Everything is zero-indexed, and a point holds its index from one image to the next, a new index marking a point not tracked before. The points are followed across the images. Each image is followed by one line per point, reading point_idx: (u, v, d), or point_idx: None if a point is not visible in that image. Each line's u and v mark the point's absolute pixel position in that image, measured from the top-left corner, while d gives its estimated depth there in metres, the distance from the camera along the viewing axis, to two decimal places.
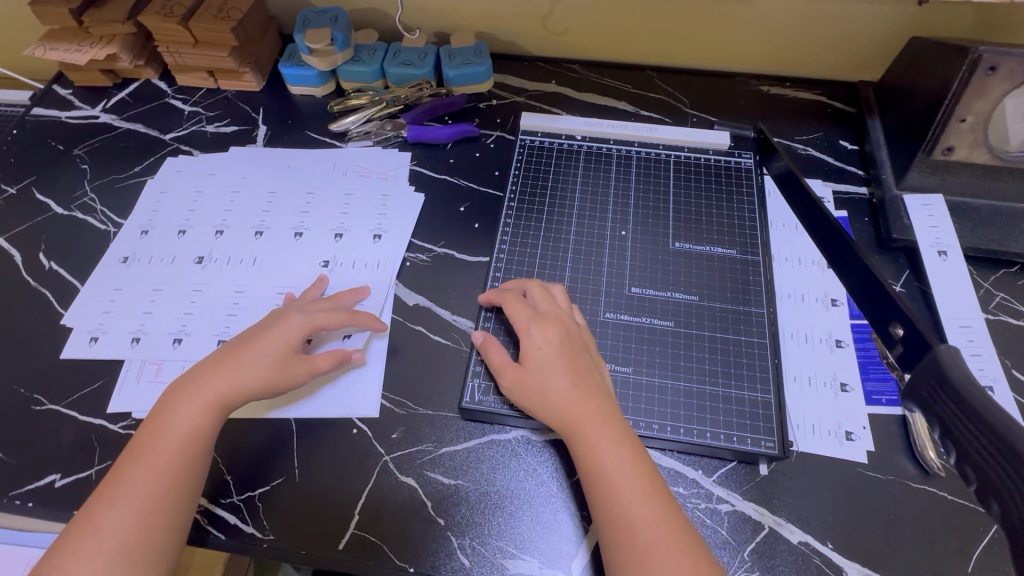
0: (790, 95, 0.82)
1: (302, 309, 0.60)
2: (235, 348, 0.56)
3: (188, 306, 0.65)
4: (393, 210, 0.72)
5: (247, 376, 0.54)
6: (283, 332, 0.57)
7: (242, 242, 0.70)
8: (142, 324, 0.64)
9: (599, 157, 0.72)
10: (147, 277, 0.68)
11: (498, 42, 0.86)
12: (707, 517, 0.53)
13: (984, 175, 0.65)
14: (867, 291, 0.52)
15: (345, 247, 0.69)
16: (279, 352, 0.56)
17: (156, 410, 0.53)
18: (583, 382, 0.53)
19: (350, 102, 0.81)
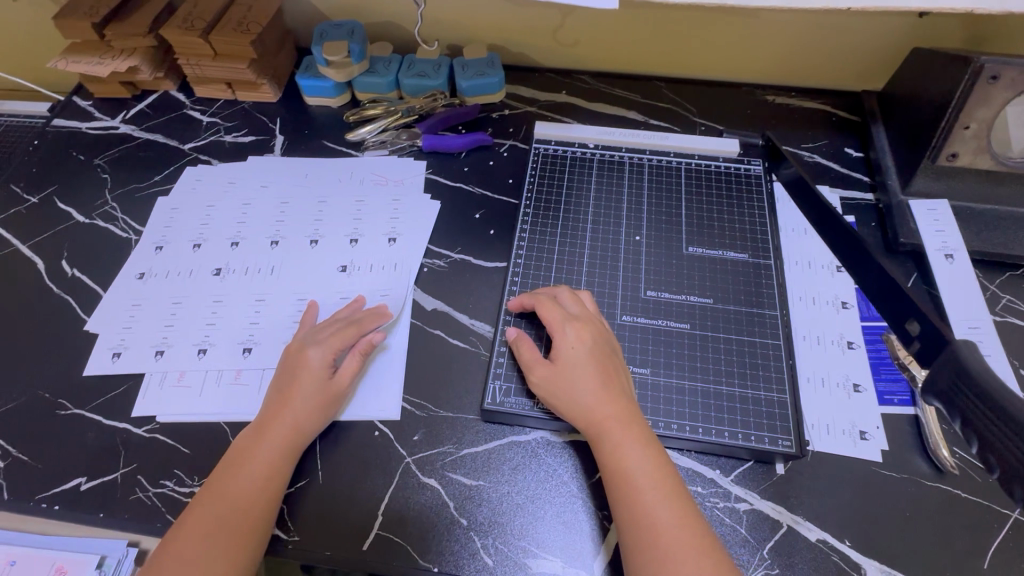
0: (795, 103, 0.84)
1: (321, 339, 0.59)
2: (286, 386, 0.57)
3: (210, 317, 0.66)
4: (407, 213, 0.74)
5: (303, 413, 0.56)
6: (315, 363, 0.58)
7: (260, 252, 0.71)
8: (165, 336, 0.65)
9: (612, 165, 0.73)
10: (168, 292, 0.68)
11: (509, 53, 0.88)
12: (726, 515, 0.53)
13: (987, 181, 0.67)
14: (881, 290, 0.53)
15: (363, 252, 0.71)
16: (323, 390, 0.57)
17: (229, 454, 0.54)
18: (610, 385, 0.54)
19: (365, 113, 0.83)
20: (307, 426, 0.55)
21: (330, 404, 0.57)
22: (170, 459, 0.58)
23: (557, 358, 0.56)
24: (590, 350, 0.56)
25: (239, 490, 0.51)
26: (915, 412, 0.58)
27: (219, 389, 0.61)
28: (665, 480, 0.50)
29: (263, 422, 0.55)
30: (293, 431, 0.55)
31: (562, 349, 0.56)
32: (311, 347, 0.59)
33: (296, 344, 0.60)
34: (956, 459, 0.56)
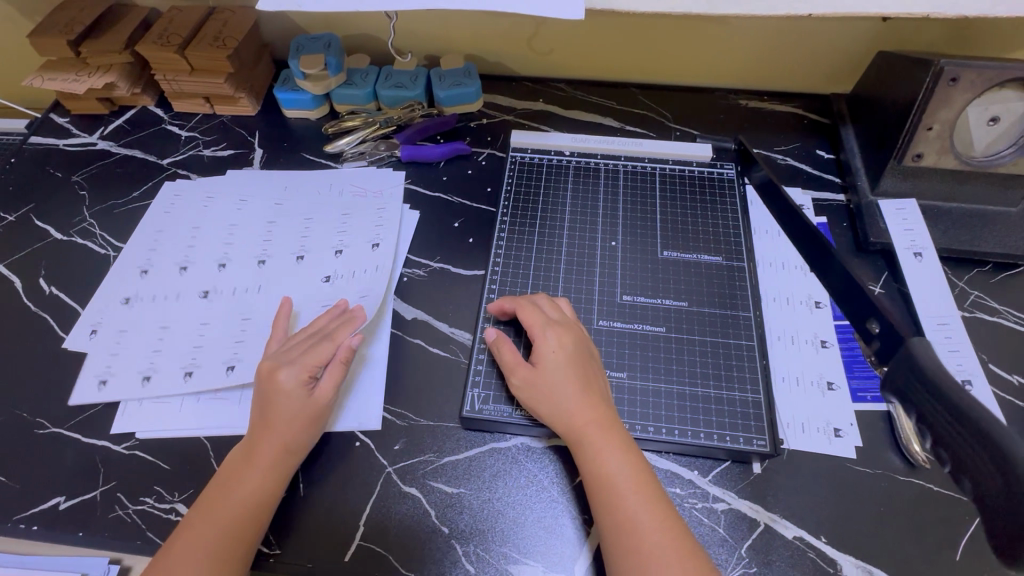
0: (767, 108, 0.85)
1: (293, 358, 0.58)
2: (265, 404, 0.56)
3: (196, 339, 0.65)
4: (391, 219, 0.74)
5: (287, 430, 0.55)
6: (289, 381, 0.56)
7: (244, 272, 0.70)
8: (152, 362, 0.64)
9: (587, 171, 0.74)
10: (153, 316, 0.67)
11: (486, 62, 0.89)
12: (704, 516, 0.54)
13: (953, 180, 0.69)
14: (845, 296, 0.55)
15: (347, 262, 0.70)
16: (305, 409, 0.56)
17: (217, 477, 0.54)
18: (591, 390, 0.55)
19: (343, 125, 0.83)
20: (289, 451, 0.54)
21: (313, 422, 0.56)
22: (150, 476, 0.58)
23: (539, 363, 0.57)
24: (570, 356, 0.56)
25: (223, 521, 0.51)
26: (887, 408, 0.59)
27: (200, 405, 0.61)
28: (649, 490, 0.50)
29: (245, 448, 0.54)
30: (275, 456, 0.54)
31: (543, 353, 0.57)
32: (284, 367, 0.57)
33: (271, 362, 0.58)
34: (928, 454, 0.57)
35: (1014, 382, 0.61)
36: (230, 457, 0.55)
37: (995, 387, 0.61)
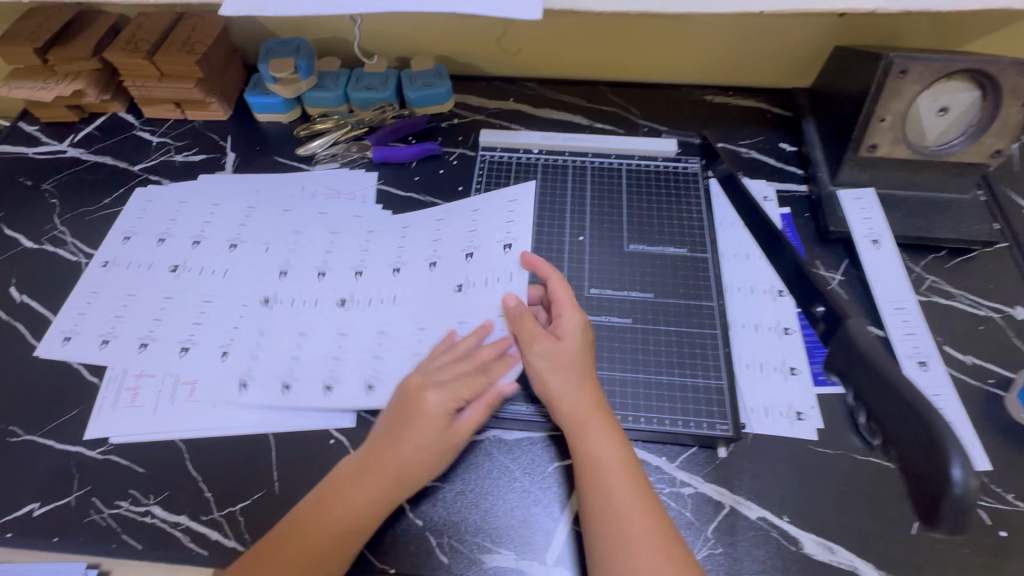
0: (732, 102, 0.87)
1: (442, 380, 0.55)
2: (392, 431, 0.54)
3: (253, 349, 0.65)
4: (483, 223, 0.70)
5: (408, 461, 0.53)
6: (430, 407, 0.54)
7: (309, 284, 0.69)
8: (249, 367, 0.63)
9: (555, 168, 0.75)
10: (247, 323, 0.67)
11: (456, 63, 0.90)
12: (672, 500, 0.56)
13: (907, 169, 0.71)
14: (795, 274, 0.55)
15: (438, 276, 0.68)
16: (436, 442, 0.53)
17: (319, 497, 0.52)
18: (592, 379, 0.57)
19: (315, 127, 0.84)
20: (407, 483, 0.53)
21: (441, 455, 0.54)
22: (125, 480, 0.58)
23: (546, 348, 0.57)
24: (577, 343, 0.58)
25: (317, 540, 0.50)
26: None
27: (174, 407, 0.62)
28: (632, 476, 0.52)
29: (359, 468, 0.53)
30: (390, 486, 0.52)
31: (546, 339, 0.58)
32: (431, 389, 0.55)
33: (414, 379, 0.56)
34: None
35: (967, 361, 0.64)
36: (344, 465, 0.54)
37: (949, 367, 0.64)
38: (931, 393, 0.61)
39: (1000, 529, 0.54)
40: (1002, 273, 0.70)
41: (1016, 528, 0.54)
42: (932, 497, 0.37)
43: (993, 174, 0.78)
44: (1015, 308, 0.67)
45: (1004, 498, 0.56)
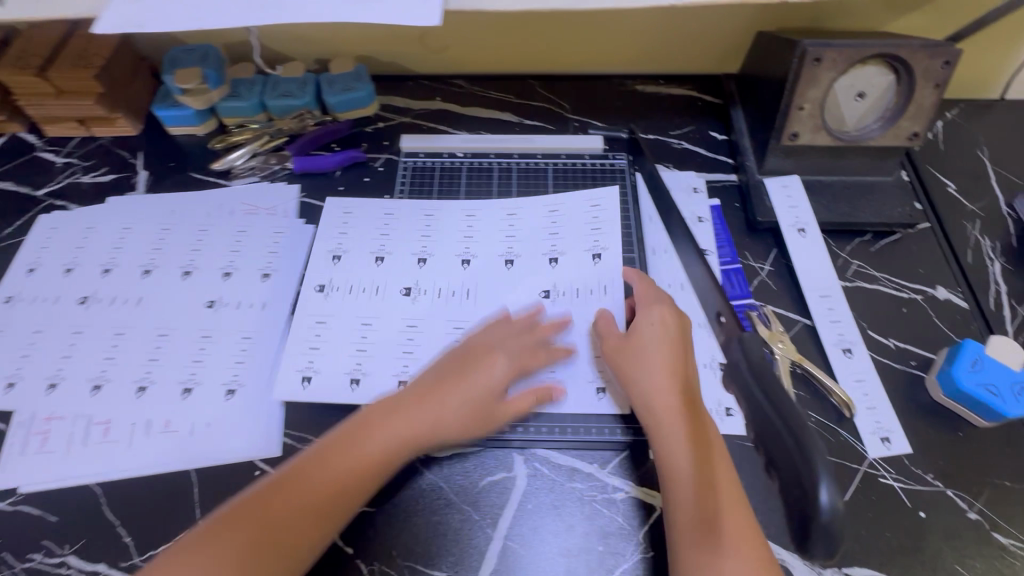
0: (663, 91, 0.86)
1: (509, 351, 0.58)
2: (441, 385, 0.56)
3: (239, 355, 0.64)
4: (439, 229, 0.70)
5: (447, 424, 0.54)
6: (492, 375, 0.56)
7: (321, 269, 0.67)
8: (236, 374, 0.62)
9: (479, 171, 0.74)
10: (237, 324, 0.66)
11: (379, 63, 0.87)
12: (603, 507, 0.56)
13: (830, 155, 0.71)
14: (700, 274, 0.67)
15: (386, 272, 0.67)
16: (481, 403, 0.55)
17: (348, 426, 0.54)
18: (673, 374, 0.56)
19: (231, 139, 0.80)
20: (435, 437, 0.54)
21: (480, 423, 0.55)
22: (38, 531, 0.55)
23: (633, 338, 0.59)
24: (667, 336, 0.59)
25: (320, 489, 0.50)
26: None
27: (87, 450, 0.58)
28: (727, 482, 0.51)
29: (396, 407, 0.55)
30: (425, 431, 0.54)
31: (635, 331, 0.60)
32: (499, 355, 0.58)
33: (483, 345, 0.59)
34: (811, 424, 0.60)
35: (890, 345, 0.65)
36: (378, 404, 0.56)
37: (873, 352, 0.64)
38: (856, 379, 0.62)
39: (920, 510, 0.56)
40: (924, 253, 0.71)
41: (935, 509, 0.56)
42: (805, 517, 0.41)
43: (917, 154, 0.78)
44: (936, 288, 0.68)
45: (923, 479, 0.57)
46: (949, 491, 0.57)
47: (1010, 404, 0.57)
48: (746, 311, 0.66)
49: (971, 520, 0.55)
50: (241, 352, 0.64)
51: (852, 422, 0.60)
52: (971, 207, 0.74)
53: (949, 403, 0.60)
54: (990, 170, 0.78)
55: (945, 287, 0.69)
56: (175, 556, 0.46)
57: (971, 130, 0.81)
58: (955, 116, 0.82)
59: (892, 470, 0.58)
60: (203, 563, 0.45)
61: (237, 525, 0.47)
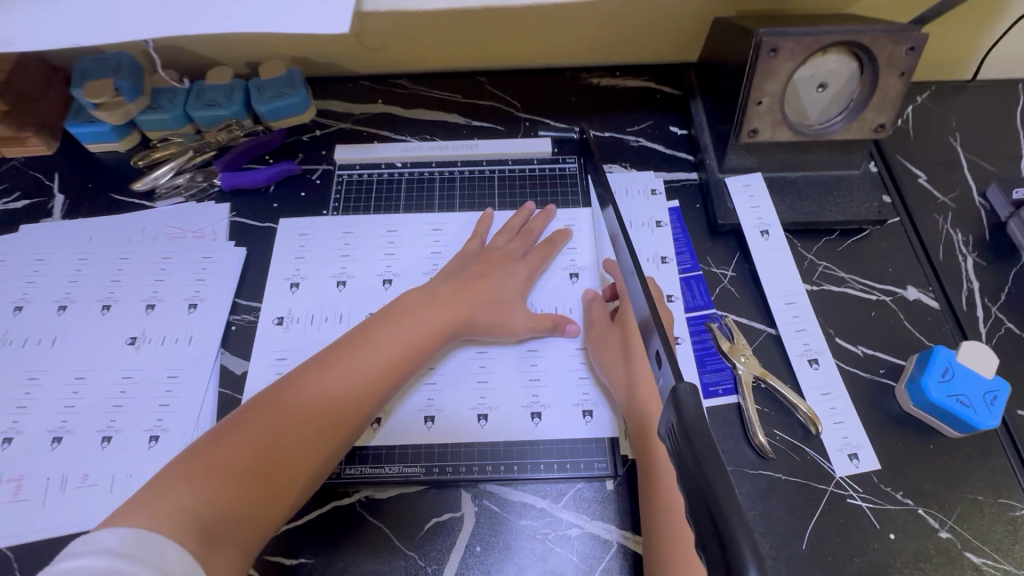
0: (620, 84, 0.80)
1: (522, 255, 0.65)
2: (473, 280, 0.61)
3: (164, 397, 0.59)
4: (403, 247, 0.68)
5: (479, 311, 0.60)
6: (514, 266, 0.64)
7: (280, 298, 0.65)
8: (160, 419, 0.58)
9: (422, 183, 0.72)
10: (160, 362, 0.61)
11: (314, 64, 0.80)
12: (557, 544, 0.52)
13: (794, 150, 0.66)
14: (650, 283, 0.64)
15: (350, 297, 0.65)
16: (505, 298, 0.62)
17: (386, 313, 0.57)
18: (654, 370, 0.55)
19: (154, 154, 0.73)
20: (471, 323, 0.59)
21: (507, 311, 0.61)
22: None
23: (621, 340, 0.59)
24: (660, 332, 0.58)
25: (370, 368, 0.52)
26: (737, 401, 0.59)
27: None
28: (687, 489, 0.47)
29: (435, 295, 0.59)
30: (463, 315, 0.59)
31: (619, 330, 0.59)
32: (518, 260, 0.65)
33: (501, 252, 0.65)
34: (775, 442, 0.57)
35: (858, 353, 0.61)
36: (412, 295, 0.59)
37: (842, 361, 0.61)
38: (822, 392, 0.59)
39: (890, 531, 0.53)
40: (894, 251, 0.67)
41: (904, 530, 0.53)
42: None
43: (886, 143, 0.74)
44: (907, 289, 0.65)
45: (894, 498, 0.54)
46: (919, 509, 0.54)
47: (983, 416, 0.54)
48: (706, 323, 0.63)
49: (941, 540, 0.52)
50: (165, 394, 0.59)
51: (819, 439, 0.57)
52: (943, 199, 0.71)
53: (920, 414, 0.57)
54: (962, 158, 0.74)
55: (915, 286, 0.65)
56: (193, 453, 0.45)
57: (943, 115, 0.77)
58: (926, 100, 0.78)
59: (860, 490, 0.55)
60: (224, 456, 0.45)
61: (257, 421, 0.47)
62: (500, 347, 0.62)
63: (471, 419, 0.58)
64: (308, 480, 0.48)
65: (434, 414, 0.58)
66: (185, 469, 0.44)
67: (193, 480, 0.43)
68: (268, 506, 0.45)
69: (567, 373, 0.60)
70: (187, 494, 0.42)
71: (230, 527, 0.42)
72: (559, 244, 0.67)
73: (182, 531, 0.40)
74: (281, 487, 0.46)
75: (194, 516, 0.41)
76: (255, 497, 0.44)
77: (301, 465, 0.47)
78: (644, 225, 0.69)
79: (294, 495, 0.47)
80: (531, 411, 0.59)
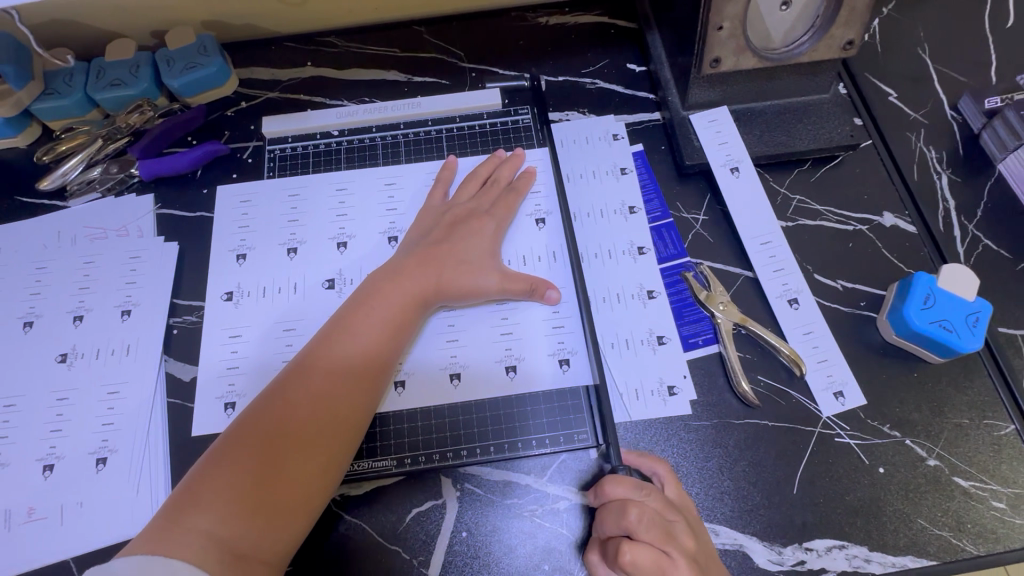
0: (570, 21, 0.73)
1: (488, 208, 0.60)
2: (441, 244, 0.57)
3: (106, 415, 0.54)
4: (356, 206, 0.63)
5: (452, 274, 0.55)
6: (482, 225, 0.59)
7: (227, 272, 0.60)
8: (106, 439, 0.53)
9: (362, 151, 0.66)
10: (97, 377, 0.56)
11: (229, 29, 0.71)
12: (547, 521, 0.50)
13: (759, 77, 0.62)
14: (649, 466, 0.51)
15: (302, 264, 0.60)
16: (475, 258, 0.57)
17: (360, 293, 0.53)
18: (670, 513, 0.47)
19: (59, 148, 0.64)
20: (448, 291, 0.55)
21: (476, 270, 0.56)
22: None
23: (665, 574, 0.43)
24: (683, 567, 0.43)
25: (356, 352, 0.50)
26: (719, 350, 0.56)
27: None
28: None
29: (406, 266, 0.55)
30: (439, 281, 0.54)
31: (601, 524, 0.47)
32: (485, 214, 0.60)
33: (465, 210, 0.60)
34: (760, 389, 0.55)
35: (838, 287, 0.59)
36: (384, 270, 0.55)
37: (821, 297, 0.59)
38: (803, 331, 0.57)
39: (879, 466, 0.52)
40: (868, 177, 0.64)
41: (893, 463, 0.52)
42: None
43: (854, 61, 0.70)
44: (883, 215, 0.62)
45: (881, 431, 0.53)
46: (906, 440, 0.53)
47: (966, 339, 0.52)
48: (682, 272, 0.59)
49: (930, 468, 0.52)
50: (107, 413, 0.54)
51: (803, 380, 0.55)
52: (915, 116, 0.67)
53: (903, 343, 0.55)
54: (931, 70, 0.70)
55: (892, 213, 0.62)
56: (198, 476, 0.43)
57: (911, 26, 0.73)
58: (893, 11, 0.74)
59: (848, 427, 0.53)
60: (229, 472, 0.43)
61: (257, 431, 0.45)
62: (472, 306, 0.58)
63: (443, 379, 0.55)
64: (327, 481, 0.46)
65: (405, 378, 0.55)
66: (193, 493, 0.42)
67: (203, 504, 0.42)
68: (290, 513, 0.44)
69: (540, 326, 0.57)
70: (203, 518, 0.41)
71: (254, 543, 0.41)
72: (523, 190, 0.62)
73: (201, 557, 0.39)
74: (296, 493, 0.44)
75: (213, 539, 0.40)
76: (276, 510, 0.43)
77: (312, 467, 0.45)
78: (608, 173, 0.64)
79: (317, 497, 0.45)
80: (505, 365, 0.56)
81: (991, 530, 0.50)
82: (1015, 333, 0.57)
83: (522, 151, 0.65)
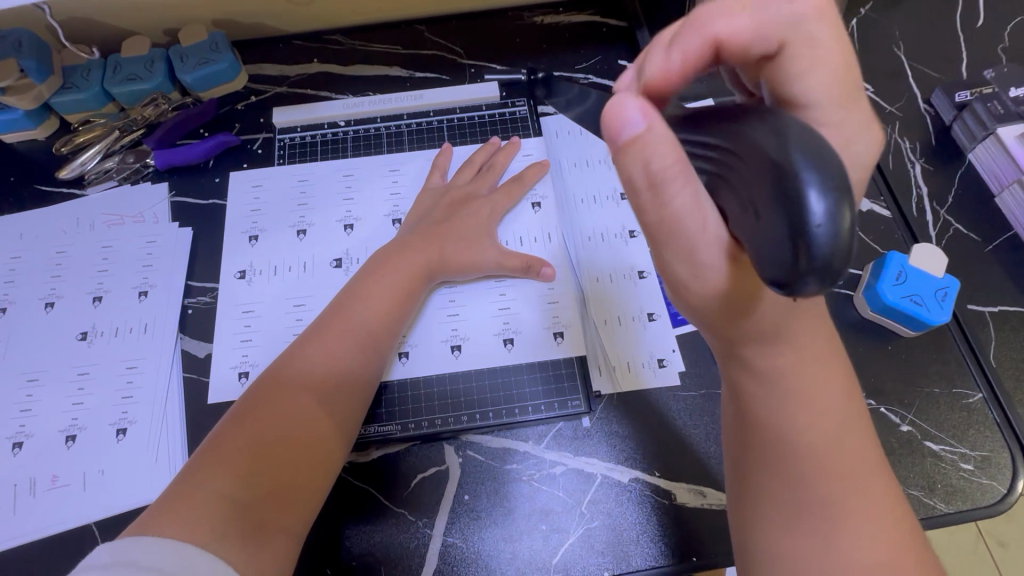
0: (564, 20, 0.77)
1: (486, 192, 0.65)
2: (442, 224, 0.61)
3: (126, 388, 0.57)
4: (362, 192, 0.66)
5: (452, 250, 0.59)
6: (478, 206, 0.63)
7: (239, 252, 0.63)
8: (126, 411, 0.56)
9: (367, 140, 0.69)
10: (117, 352, 0.59)
11: (239, 27, 0.75)
12: (542, 483, 0.54)
13: None
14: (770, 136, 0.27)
15: (311, 245, 0.63)
16: (471, 237, 0.61)
17: (365, 269, 0.57)
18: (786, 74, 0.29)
19: (77, 139, 0.68)
20: (446, 266, 0.59)
21: (474, 248, 0.60)
22: None
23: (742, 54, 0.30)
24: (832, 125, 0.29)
25: (364, 321, 0.53)
26: None
27: None
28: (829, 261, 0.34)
29: (410, 244, 0.58)
30: (439, 257, 0.58)
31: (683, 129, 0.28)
32: (481, 196, 0.64)
33: (463, 193, 0.64)
34: None
35: None
36: (388, 249, 0.59)
37: None
38: None
39: None
40: None
41: None
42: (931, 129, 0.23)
43: None
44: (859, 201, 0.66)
45: None
46: (881, 407, 0.56)
47: (935, 312, 0.56)
48: None
49: (902, 433, 0.55)
50: (127, 386, 0.57)
51: None
52: (890, 109, 0.71)
53: (878, 318, 0.59)
54: (906, 66, 0.74)
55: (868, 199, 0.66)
56: (213, 446, 0.44)
57: (887, 25, 0.77)
58: (870, 11, 0.78)
59: None
60: (245, 439, 0.44)
61: (272, 398, 0.47)
62: (470, 282, 0.61)
63: (445, 351, 0.59)
64: (339, 442, 0.49)
65: (409, 350, 0.59)
66: (208, 461, 0.43)
67: (219, 471, 0.42)
68: (307, 474, 0.45)
69: (536, 300, 0.60)
70: (221, 483, 0.41)
71: (273, 505, 0.42)
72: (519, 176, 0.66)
73: (222, 522, 0.39)
74: (311, 453, 0.46)
75: (232, 504, 0.40)
76: (293, 475, 0.45)
77: (326, 428, 0.48)
78: (601, 161, 0.68)
79: (332, 458, 0.48)
80: (503, 338, 0.59)
81: (961, 490, 0.53)
82: (982, 309, 0.60)
83: (517, 140, 0.68)
